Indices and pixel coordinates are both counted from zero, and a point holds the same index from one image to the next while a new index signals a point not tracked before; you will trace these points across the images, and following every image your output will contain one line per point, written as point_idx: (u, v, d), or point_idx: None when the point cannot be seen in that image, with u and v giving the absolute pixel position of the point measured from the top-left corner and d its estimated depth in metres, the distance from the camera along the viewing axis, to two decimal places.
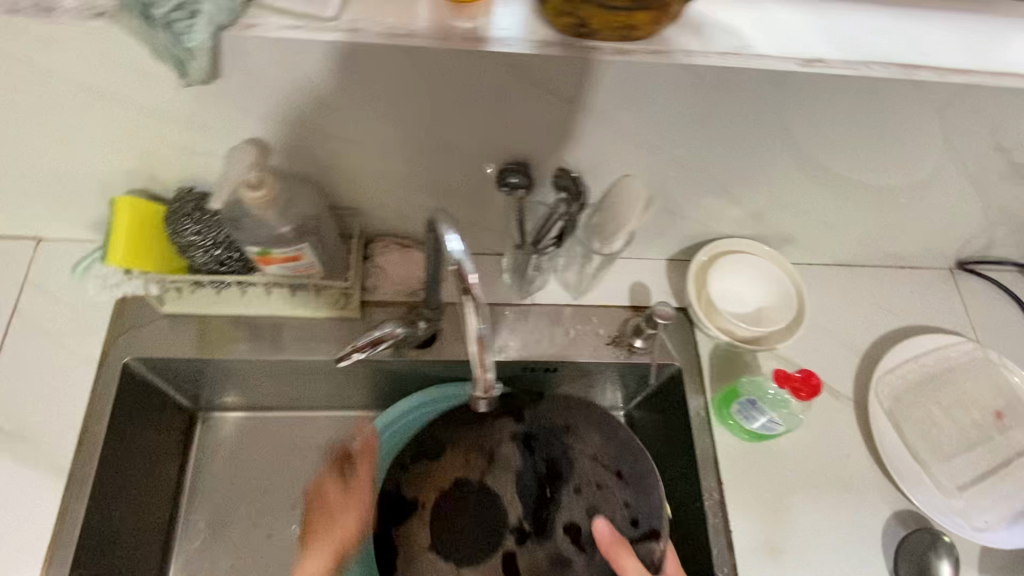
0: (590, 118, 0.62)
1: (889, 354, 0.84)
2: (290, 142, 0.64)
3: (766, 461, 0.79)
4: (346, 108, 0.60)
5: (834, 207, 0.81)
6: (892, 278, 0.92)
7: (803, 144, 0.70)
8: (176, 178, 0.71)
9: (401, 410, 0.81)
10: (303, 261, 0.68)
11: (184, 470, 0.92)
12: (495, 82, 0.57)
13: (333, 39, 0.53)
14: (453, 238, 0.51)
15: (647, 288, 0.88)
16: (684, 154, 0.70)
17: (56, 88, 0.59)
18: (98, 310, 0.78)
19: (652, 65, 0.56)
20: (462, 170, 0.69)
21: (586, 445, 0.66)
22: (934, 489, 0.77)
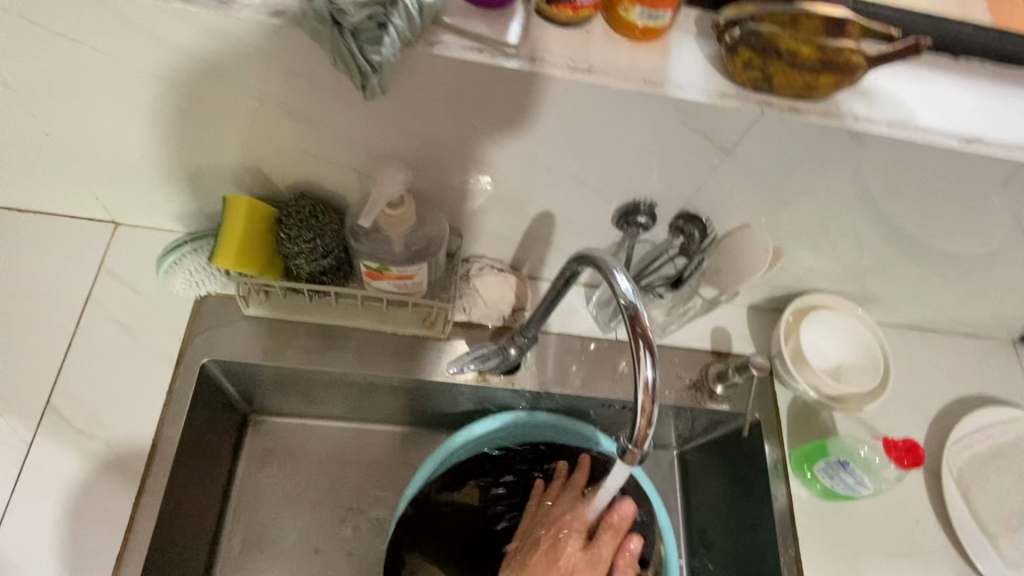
0: (735, 169, 0.62)
1: (961, 423, 0.85)
2: (424, 158, 0.62)
3: (840, 520, 0.79)
4: (496, 134, 0.59)
5: (926, 274, 0.82)
6: (959, 345, 0.94)
7: (922, 213, 0.70)
8: (287, 179, 0.68)
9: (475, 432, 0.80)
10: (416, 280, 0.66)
11: (232, 474, 0.88)
12: (658, 125, 0.56)
13: (512, 65, 0.51)
14: (623, 278, 0.49)
15: (728, 333, 0.87)
16: (806, 211, 0.69)
17: (197, 78, 0.57)
18: (179, 304, 0.75)
19: (820, 127, 0.56)
20: (585, 203, 0.68)
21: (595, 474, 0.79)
22: (1002, 563, 0.78)
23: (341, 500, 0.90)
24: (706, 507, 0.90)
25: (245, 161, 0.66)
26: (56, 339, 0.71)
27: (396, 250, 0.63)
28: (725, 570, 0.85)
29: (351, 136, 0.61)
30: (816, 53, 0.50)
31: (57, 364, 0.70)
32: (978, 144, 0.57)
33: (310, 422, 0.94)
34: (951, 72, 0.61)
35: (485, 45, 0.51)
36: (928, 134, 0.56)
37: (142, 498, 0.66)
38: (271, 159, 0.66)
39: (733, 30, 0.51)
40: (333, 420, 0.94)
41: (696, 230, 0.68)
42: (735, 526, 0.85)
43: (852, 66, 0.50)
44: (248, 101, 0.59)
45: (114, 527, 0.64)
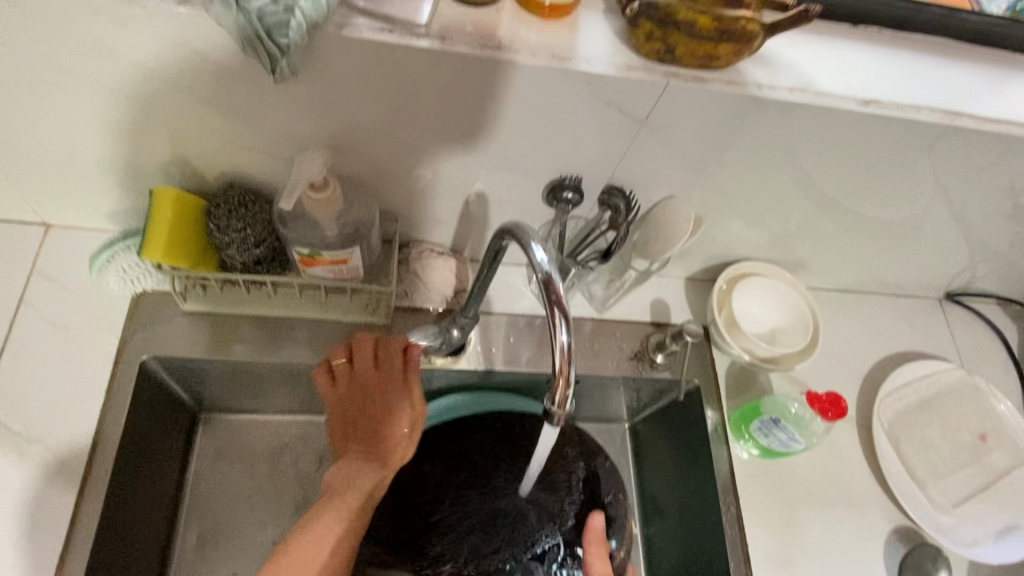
0: (652, 141, 0.64)
1: (888, 377, 0.90)
2: (349, 144, 0.63)
3: (777, 476, 0.83)
4: (416, 115, 0.60)
5: (848, 237, 0.86)
6: (887, 305, 0.98)
7: (836, 177, 0.73)
8: (215, 172, 0.68)
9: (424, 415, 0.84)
10: (349, 265, 0.67)
11: (184, 473, 0.88)
12: (572, 99, 0.58)
13: (422, 45, 0.53)
14: (540, 249, 0.50)
15: (667, 305, 0.90)
16: (726, 180, 0.72)
17: (111, 72, 0.57)
18: (115, 302, 0.75)
19: (723, 95, 0.58)
20: (513, 181, 0.70)
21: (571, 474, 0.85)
22: (930, 506, 0.82)
23: (297, 492, 0.90)
24: (657, 475, 0.93)
25: (171, 155, 0.66)
26: None
27: (327, 235, 0.64)
28: (675, 533, 0.88)
29: (274, 124, 0.61)
30: (712, 22, 0.52)
31: None
32: (875, 105, 0.61)
33: (263, 417, 0.94)
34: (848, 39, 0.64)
35: (394, 26, 0.52)
36: (828, 98, 0.60)
37: (84, 498, 0.65)
38: (196, 152, 0.66)
39: (633, 4, 0.53)
40: (286, 414, 0.94)
41: (620, 202, 0.70)
42: (682, 490, 0.88)
43: (749, 33, 0.52)
44: (167, 94, 0.59)
45: (56, 526, 0.64)
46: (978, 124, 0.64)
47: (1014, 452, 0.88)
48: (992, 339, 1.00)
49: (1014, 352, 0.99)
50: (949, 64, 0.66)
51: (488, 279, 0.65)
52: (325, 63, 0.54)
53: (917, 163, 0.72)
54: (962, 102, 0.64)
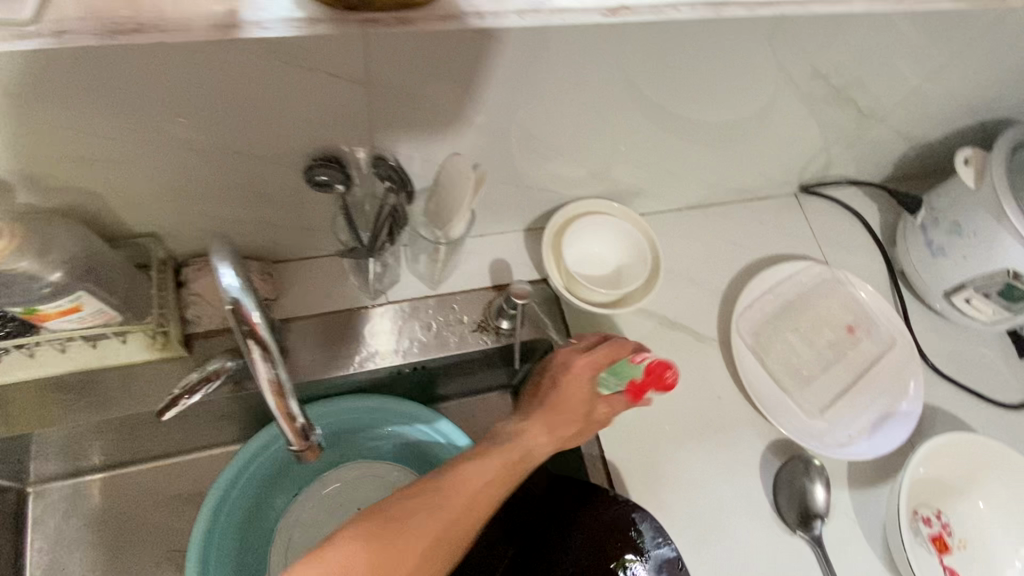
0: (391, 98, 0.56)
1: (745, 289, 0.85)
2: (34, 173, 0.54)
3: (643, 418, 0.79)
4: (91, 124, 0.51)
5: (672, 154, 0.79)
6: (742, 212, 0.93)
7: (625, 95, 0.66)
8: None
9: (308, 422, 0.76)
10: (87, 311, 0.58)
11: (20, 557, 0.80)
12: (259, 71, 0.50)
13: (34, 47, 0.43)
14: (227, 273, 0.43)
15: (506, 263, 0.84)
16: (505, 122, 0.64)
17: None
18: None
19: (433, 34, 0.50)
20: (258, 169, 0.61)
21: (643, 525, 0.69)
22: (800, 414, 0.80)
23: (158, 545, 0.83)
24: None
25: None
26: None
27: (33, 288, 0.54)
28: None
29: None
30: None
31: None
32: (623, 13, 0.55)
33: (101, 474, 0.85)
34: None
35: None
36: (567, 15, 0.53)
37: None
38: None
39: None
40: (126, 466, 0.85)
41: (391, 171, 0.62)
42: None
43: None
44: None
45: None
46: (747, 11, 0.59)
47: (881, 339, 0.85)
48: (853, 224, 0.96)
49: (877, 232, 0.96)
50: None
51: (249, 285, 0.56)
52: None
53: (707, 64, 0.65)
54: None
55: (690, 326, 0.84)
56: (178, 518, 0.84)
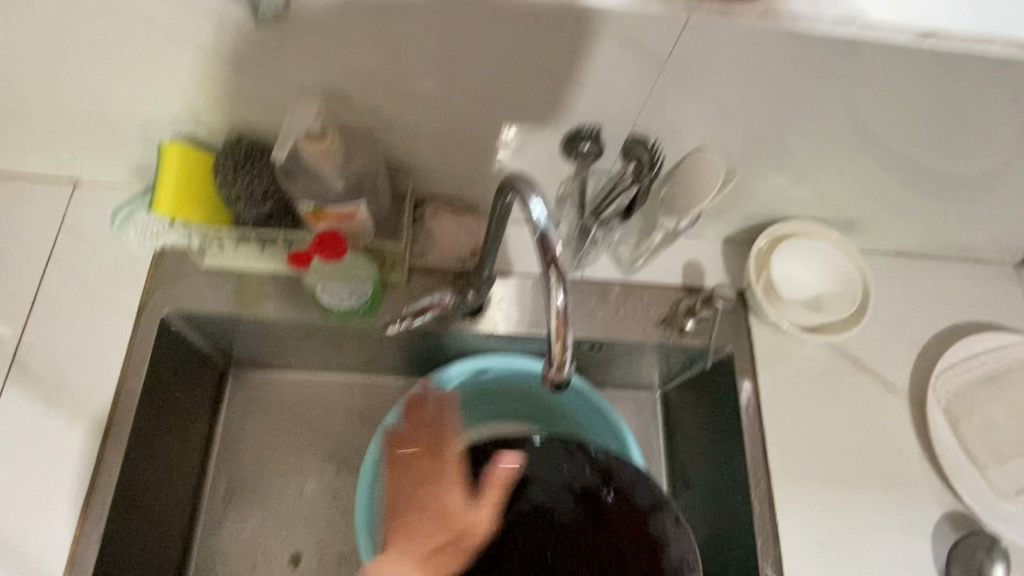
0: (675, 83, 0.58)
1: (950, 350, 0.81)
2: (351, 92, 0.61)
3: (816, 452, 0.77)
4: (417, 59, 0.57)
5: (906, 195, 0.77)
6: (953, 272, 0.88)
7: (891, 122, 0.65)
8: (225, 126, 0.67)
9: (466, 371, 0.82)
10: (356, 221, 0.65)
11: (214, 427, 0.89)
12: (581, 37, 0.53)
13: None
14: (538, 206, 0.47)
15: (702, 268, 0.84)
16: (763, 130, 0.65)
17: (114, 24, 0.56)
18: (137, 259, 0.76)
19: (751, 26, 0.52)
20: (525, 128, 0.65)
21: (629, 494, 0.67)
22: (990, 492, 0.75)
23: (322, 448, 0.90)
24: (685, 446, 0.88)
25: (180, 107, 0.65)
26: (18, 297, 0.73)
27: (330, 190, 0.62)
28: (701, 508, 0.83)
29: (276, 76, 0.60)
30: None
31: (20, 321, 0.72)
32: (934, 39, 0.54)
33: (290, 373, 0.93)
34: None
35: None
36: (878, 30, 0.53)
37: (107, 447, 0.68)
38: (205, 105, 0.65)
39: None
40: (313, 371, 0.93)
41: (643, 153, 0.64)
42: (710, 463, 0.83)
43: None
44: (169, 45, 0.58)
45: (81, 473, 0.66)
46: None
47: None
48: None
49: None
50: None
51: (499, 234, 0.62)
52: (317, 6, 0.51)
53: (993, 107, 0.63)
54: None
55: (879, 374, 0.81)
56: (343, 432, 0.91)
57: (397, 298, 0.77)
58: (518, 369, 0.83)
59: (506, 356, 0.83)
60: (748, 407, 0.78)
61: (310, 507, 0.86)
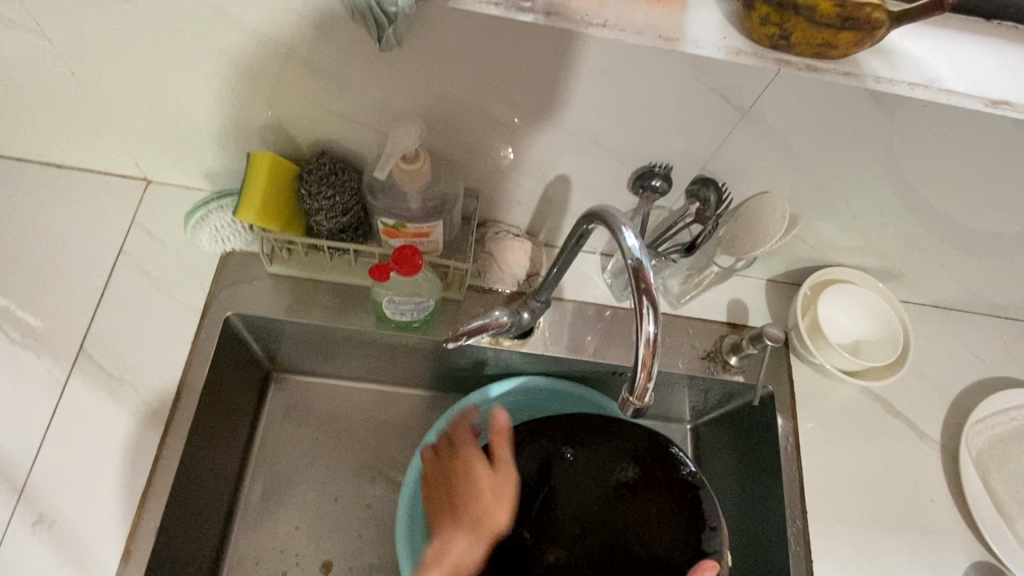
0: (752, 130, 0.61)
1: (983, 403, 0.83)
2: (440, 116, 0.64)
3: (851, 495, 0.79)
4: (512, 91, 0.59)
5: (950, 251, 0.80)
6: (985, 327, 0.91)
7: (947, 181, 0.68)
8: (308, 138, 0.70)
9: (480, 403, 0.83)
10: (429, 239, 0.68)
11: (254, 429, 0.90)
12: (673, 81, 0.56)
13: (528, 19, 0.52)
14: (631, 235, 0.49)
15: (745, 306, 0.86)
16: (825, 179, 0.68)
17: (224, 36, 0.59)
18: (204, 259, 0.78)
19: (836, 83, 0.55)
20: (599, 162, 0.68)
21: (652, 499, 0.67)
22: (1018, 545, 0.77)
23: (358, 457, 0.91)
24: (716, 480, 0.89)
25: (268, 117, 0.68)
26: (86, 287, 0.75)
27: (410, 206, 0.65)
28: (731, 540, 0.85)
29: (370, 96, 0.63)
30: (834, 8, 0.49)
31: (88, 311, 0.74)
32: (1005, 107, 0.57)
33: (329, 381, 0.95)
34: (963, 34, 0.61)
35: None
36: (953, 96, 0.57)
37: (167, 440, 0.69)
38: (292, 117, 0.68)
39: None
40: (352, 381, 0.95)
41: (711, 195, 0.68)
42: (743, 497, 0.84)
43: (873, 21, 0.49)
44: (275, 59, 0.61)
45: (139, 466, 0.67)
46: None
47: None
48: None
49: None
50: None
51: (569, 261, 0.64)
52: (428, 36, 0.54)
53: None
54: None
55: (912, 422, 0.83)
56: (380, 442, 0.92)
57: (452, 315, 0.79)
58: (561, 393, 0.85)
59: (550, 379, 0.85)
60: (787, 446, 0.80)
61: (344, 515, 0.87)
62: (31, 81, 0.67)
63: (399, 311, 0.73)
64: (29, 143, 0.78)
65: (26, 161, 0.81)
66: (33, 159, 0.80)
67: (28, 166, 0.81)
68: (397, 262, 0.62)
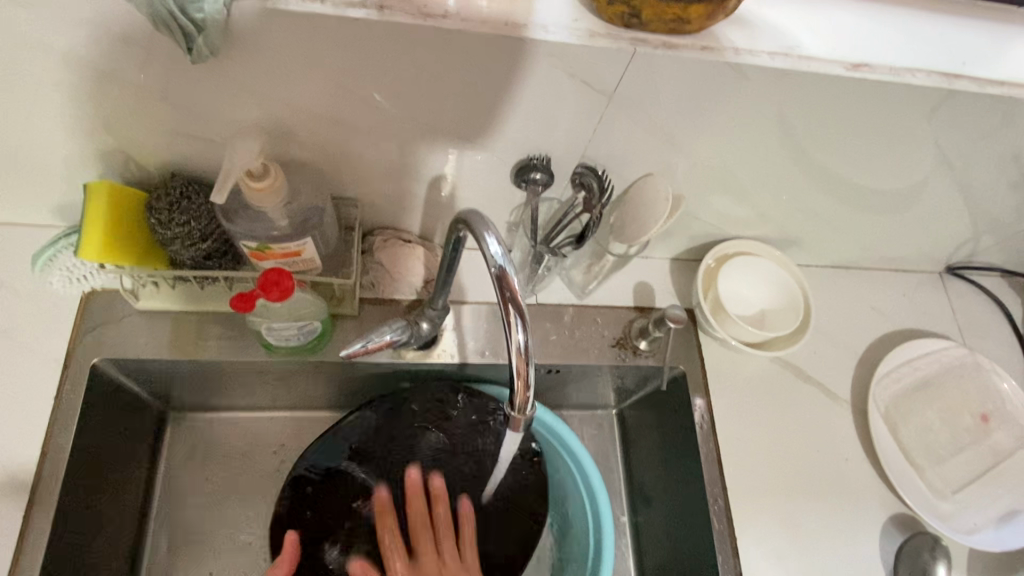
0: (623, 114, 0.59)
1: (885, 357, 0.85)
2: (296, 127, 0.59)
3: (770, 464, 0.79)
4: (363, 94, 0.55)
5: (839, 212, 0.80)
6: (883, 281, 0.93)
7: (824, 145, 0.68)
8: (156, 161, 0.64)
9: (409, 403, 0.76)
10: (302, 258, 0.63)
11: (153, 477, 0.84)
12: (531, 71, 0.53)
13: (361, 17, 0.48)
14: (493, 240, 0.46)
15: (651, 287, 0.85)
16: (706, 155, 0.67)
17: (27, 56, 0.52)
18: (64, 304, 0.71)
19: (697, 59, 0.53)
20: (474, 160, 0.65)
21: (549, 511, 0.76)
22: (927, 491, 0.79)
23: (272, 489, 0.86)
24: (643, 464, 0.89)
25: (106, 143, 0.62)
26: None
27: (273, 227, 0.60)
28: (661, 524, 0.84)
29: (208, 109, 0.57)
30: None
31: None
32: (866, 70, 0.57)
33: (232, 415, 0.89)
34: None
35: None
36: (815, 63, 0.56)
37: (32, 510, 0.62)
38: (133, 141, 0.61)
39: None
40: (258, 410, 0.89)
41: (593, 182, 0.65)
42: (668, 481, 0.84)
43: None
44: (94, 79, 0.54)
45: (0, 542, 0.60)
46: (979, 87, 0.60)
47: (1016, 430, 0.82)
48: (996, 312, 0.93)
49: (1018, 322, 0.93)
50: (935, 21, 0.63)
51: (452, 265, 0.60)
52: (256, 41, 0.49)
53: (913, 131, 0.66)
54: (963, 64, 0.61)
55: (822, 384, 0.84)
56: (293, 472, 0.87)
57: (348, 332, 0.75)
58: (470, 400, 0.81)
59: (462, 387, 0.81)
60: (703, 426, 0.79)
61: (260, 556, 0.82)
62: None
63: (283, 337, 0.68)
64: None
65: None
66: None
67: None
68: (267, 284, 0.57)
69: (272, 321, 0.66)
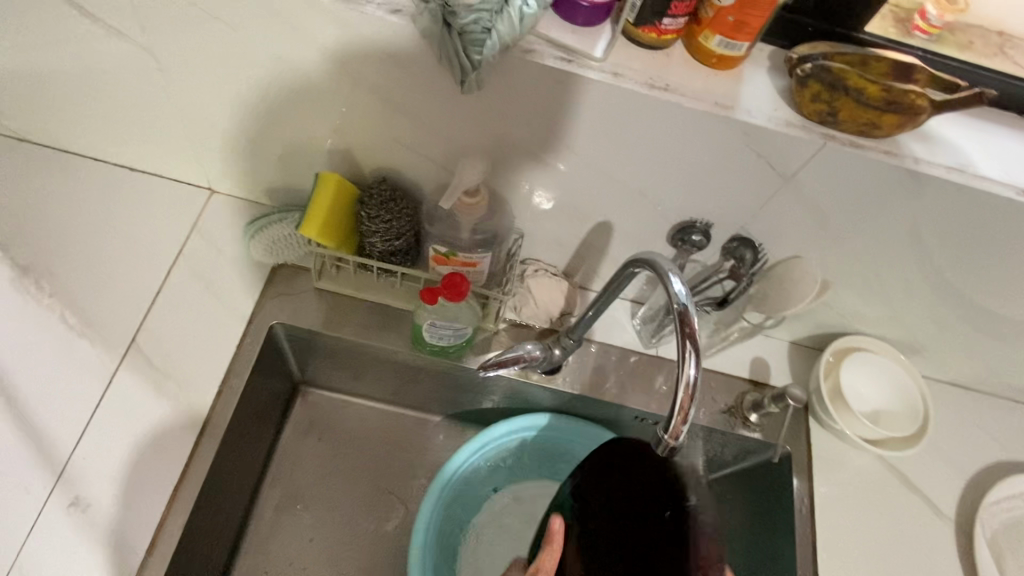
0: (792, 197, 0.65)
1: (997, 484, 0.84)
2: (501, 156, 0.68)
3: (865, 562, 0.79)
4: (570, 140, 0.64)
5: (972, 331, 0.82)
6: (1000, 409, 0.93)
7: (974, 263, 0.71)
8: (371, 165, 0.75)
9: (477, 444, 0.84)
10: (474, 270, 0.72)
11: (277, 440, 0.92)
12: (722, 145, 0.60)
13: (595, 77, 0.57)
14: (677, 282, 0.53)
15: (767, 365, 0.88)
16: (856, 250, 0.72)
17: (311, 63, 0.63)
18: (258, 271, 0.82)
19: (877, 160, 0.58)
20: (641, 215, 0.72)
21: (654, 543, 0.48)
22: None
23: (377, 477, 0.92)
24: None
25: (337, 143, 0.73)
26: (143, 285, 0.79)
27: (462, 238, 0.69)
28: None
29: (435, 130, 0.67)
30: (881, 92, 0.54)
31: (142, 308, 0.77)
32: None
33: (354, 400, 0.97)
34: (996, 125, 0.65)
35: (571, 57, 0.57)
36: (985, 182, 0.60)
37: (202, 439, 0.71)
38: (360, 144, 0.72)
39: (804, 65, 0.55)
40: (378, 402, 0.97)
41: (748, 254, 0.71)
42: (754, 557, 0.84)
43: (916, 107, 0.54)
44: (354, 91, 0.65)
45: (173, 461, 0.69)
46: None
47: None
48: None
49: None
50: None
51: (605, 305, 0.67)
52: (502, 82, 0.59)
53: None
54: None
55: (928, 496, 0.84)
56: (397, 466, 0.93)
57: (486, 346, 0.82)
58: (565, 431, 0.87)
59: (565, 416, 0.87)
60: (801, 508, 0.81)
61: (358, 535, 0.88)
62: (123, 89, 0.72)
63: (437, 336, 0.76)
64: (109, 146, 0.83)
65: (102, 163, 0.86)
66: (109, 161, 0.85)
67: (103, 167, 0.86)
68: (447, 282, 0.66)
69: (434, 321, 0.74)
